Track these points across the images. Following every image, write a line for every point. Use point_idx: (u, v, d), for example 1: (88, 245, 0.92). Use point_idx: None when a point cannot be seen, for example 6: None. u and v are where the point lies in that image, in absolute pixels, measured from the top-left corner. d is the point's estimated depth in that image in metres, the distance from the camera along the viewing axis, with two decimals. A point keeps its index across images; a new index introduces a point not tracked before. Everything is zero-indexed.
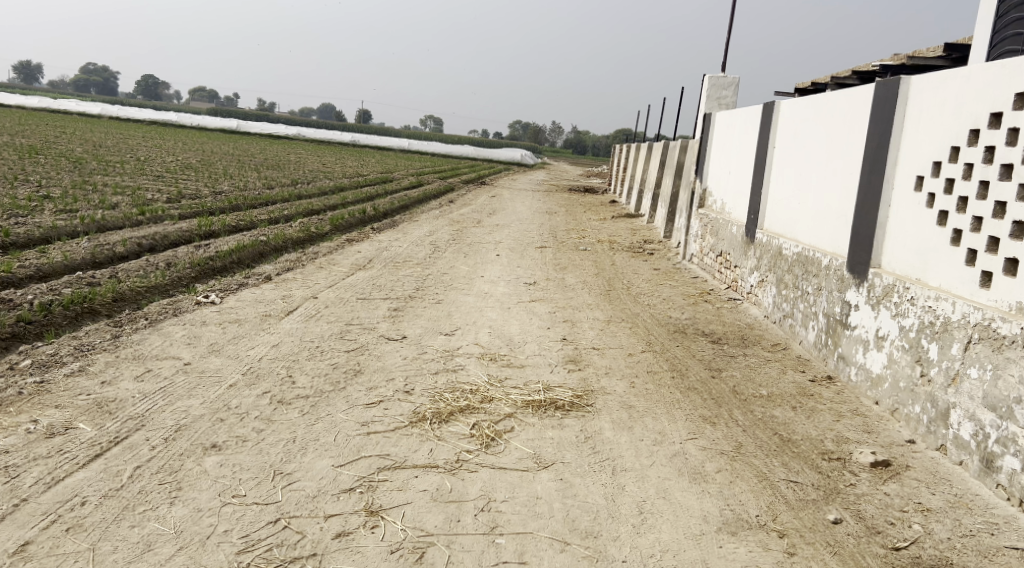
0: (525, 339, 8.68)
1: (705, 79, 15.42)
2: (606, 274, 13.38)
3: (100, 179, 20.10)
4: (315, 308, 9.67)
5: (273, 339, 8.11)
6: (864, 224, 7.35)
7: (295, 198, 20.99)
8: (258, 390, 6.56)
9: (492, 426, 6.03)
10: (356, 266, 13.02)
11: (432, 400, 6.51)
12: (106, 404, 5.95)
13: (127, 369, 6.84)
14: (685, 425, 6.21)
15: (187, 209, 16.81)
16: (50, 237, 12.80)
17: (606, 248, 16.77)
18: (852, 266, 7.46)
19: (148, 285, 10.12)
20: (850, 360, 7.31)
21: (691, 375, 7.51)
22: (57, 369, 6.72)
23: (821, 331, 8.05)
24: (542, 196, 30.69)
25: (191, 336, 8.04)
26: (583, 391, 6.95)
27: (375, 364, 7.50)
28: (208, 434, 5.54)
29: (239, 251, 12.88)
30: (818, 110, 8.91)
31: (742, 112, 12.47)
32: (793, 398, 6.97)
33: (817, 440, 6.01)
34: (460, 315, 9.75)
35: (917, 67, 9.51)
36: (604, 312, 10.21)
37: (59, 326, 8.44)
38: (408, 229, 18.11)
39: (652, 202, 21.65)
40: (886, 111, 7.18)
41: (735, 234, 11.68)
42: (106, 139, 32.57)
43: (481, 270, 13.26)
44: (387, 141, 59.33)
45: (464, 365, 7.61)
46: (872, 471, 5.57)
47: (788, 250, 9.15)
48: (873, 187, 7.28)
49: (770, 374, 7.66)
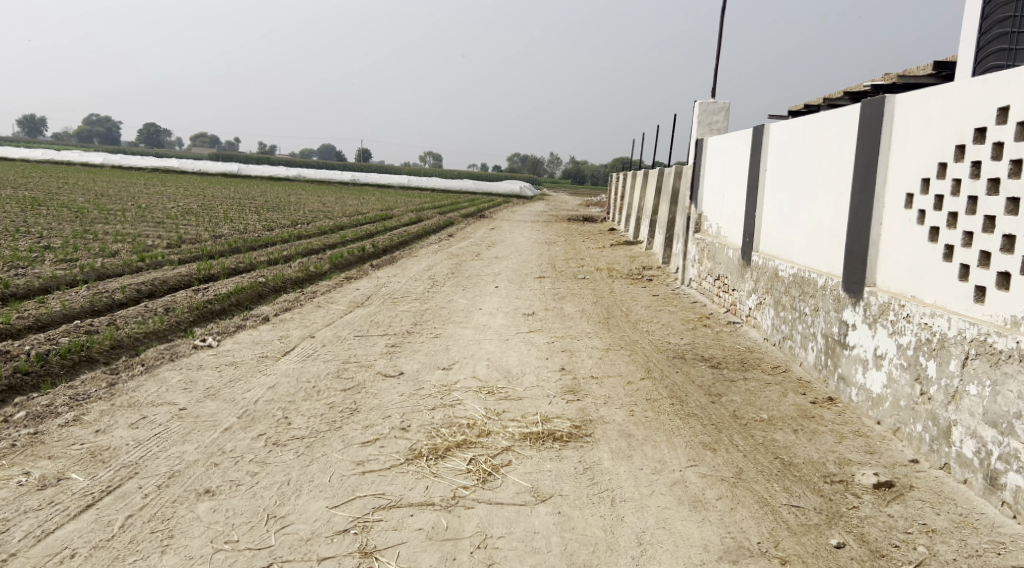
0: (523, 371, 8.62)
1: (697, 105, 15.48)
2: (605, 302, 13.33)
3: (100, 227, 20.20)
4: (313, 347, 9.63)
5: (270, 380, 8.07)
6: (857, 243, 7.32)
7: (294, 238, 21.05)
8: (253, 432, 6.50)
9: (489, 461, 5.96)
10: (355, 303, 13.01)
11: (428, 436, 6.45)
12: (99, 453, 5.90)
13: (121, 417, 6.79)
14: (685, 452, 6.14)
15: (187, 253, 16.85)
16: (49, 287, 12.83)
17: (605, 276, 16.74)
18: (847, 285, 7.42)
19: (146, 331, 10.12)
20: (851, 380, 7.24)
21: (690, 401, 7.45)
22: (52, 419, 6.67)
23: (820, 351, 7.99)
24: (541, 226, 30.71)
25: (187, 380, 8.00)
26: (582, 421, 6.88)
27: (372, 402, 7.43)
28: (202, 480, 5.48)
29: (237, 293, 12.89)
30: (807, 132, 8.92)
31: (734, 137, 12.50)
32: (794, 421, 6.89)
33: (818, 463, 5.93)
34: (458, 348, 9.70)
35: (904, 85, 9.53)
36: (603, 340, 10.17)
37: (56, 375, 8.42)
38: (407, 265, 18.11)
39: (650, 229, 21.66)
40: (872, 130, 7.18)
41: (732, 257, 11.65)
42: (107, 188, 32.83)
43: (479, 303, 13.22)
44: (386, 179, 59.74)
45: (462, 399, 7.54)
46: (875, 493, 5.48)
47: (785, 272, 9.11)
48: (864, 206, 7.26)
49: (770, 397, 7.58)
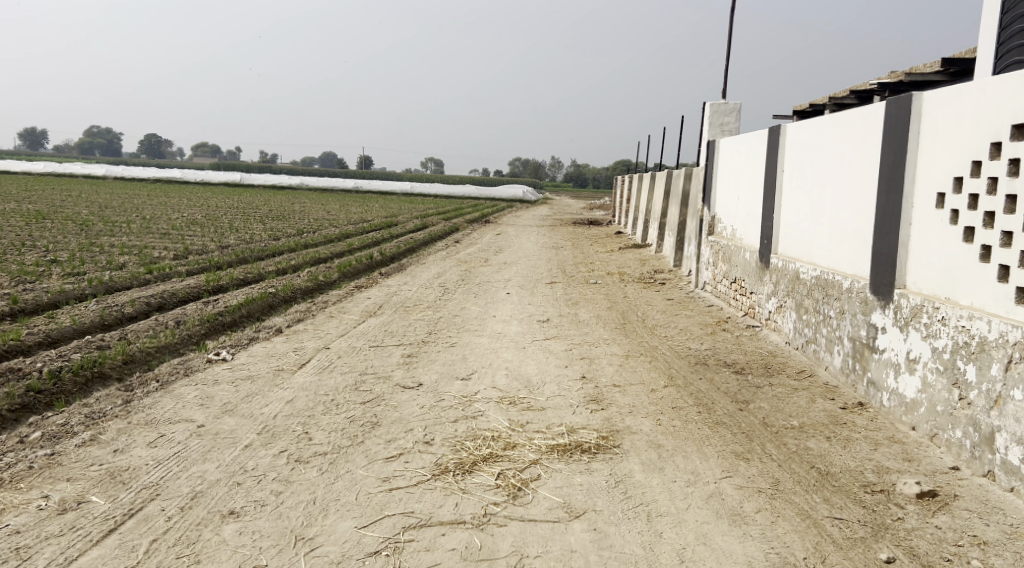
0: (543, 380, 8.46)
1: (707, 106, 15.34)
2: (620, 307, 13.18)
3: (107, 240, 20.09)
4: (328, 359, 9.50)
5: (287, 395, 7.93)
6: (885, 244, 7.17)
7: (302, 247, 20.92)
8: (274, 449, 6.37)
9: (517, 475, 5.82)
10: (366, 312, 12.87)
11: (453, 450, 6.31)
12: (119, 473, 5.76)
13: (139, 435, 6.65)
14: (718, 463, 5.99)
15: (195, 264, 16.74)
16: (58, 301, 12.72)
17: (617, 281, 16.58)
18: (875, 288, 7.27)
19: (158, 345, 9.99)
20: (881, 385, 7.09)
21: (717, 409, 7.29)
22: (68, 440, 6.53)
23: (847, 355, 7.84)
24: (547, 231, 30.53)
25: (204, 396, 7.86)
26: (608, 431, 6.73)
27: (392, 415, 7.29)
28: (226, 500, 5.34)
29: (248, 304, 12.77)
30: (827, 132, 8.76)
31: (747, 138, 12.35)
32: (827, 428, 6.74)
33: (857, 472, 5.77)
34: (475, 357, 9.56)
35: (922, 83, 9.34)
36: (622, 347, 10.02)
37: (69, 393, 8.30)
38: (416, 272, 17.98)
39: (659, 232, 21.50)
40: (899, 128, 7.04)
41: (749, 260, 11.50)
42: (110, 200, 32.72)
43: (492, 310, 13.08)
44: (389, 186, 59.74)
45: (484, 411, 7.40)
46: (919, 503, 5.32)
47: (807, 274, 8.95)
48: (891, 207, 7.12)
49: (799, 403, 7.42)
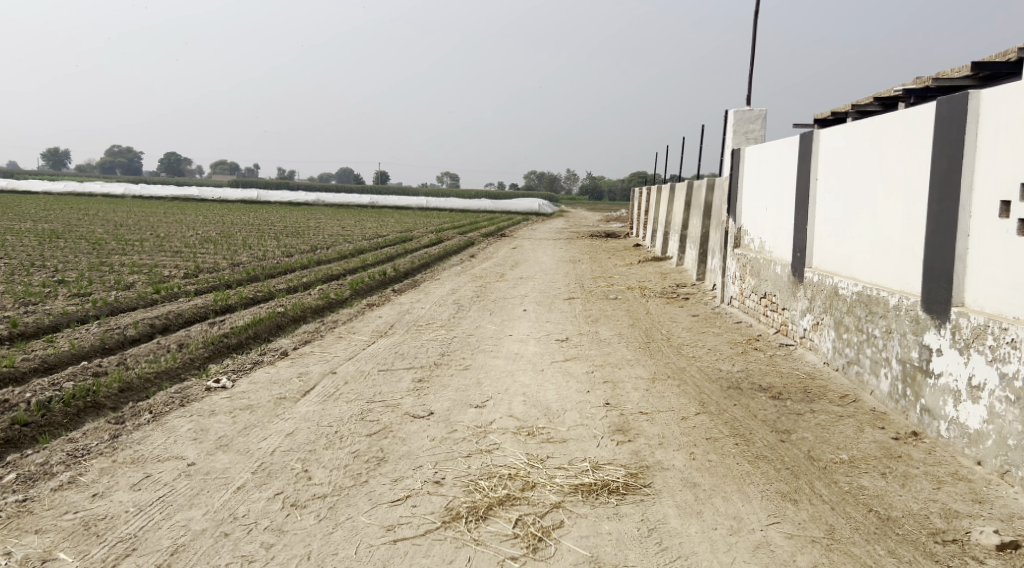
0: (564, 407, 7.82)
1: (731, 114, 14.66)
2: (642, 324, 12.53)
3: (116, 259, 19.63)
4: (334, 386, 8.88)
5: (288, 426, 7.33)
6: (937, 258, 6.53)
7: (315, 263, 20.39)
8: (269, 491, 5.77)
9: (538, 522, 5.25)
10: (377, 333, 12.27)
11: (465, 492, 5.69)
12: (93, 523, 5.29)
13: (122, 476, 6.07)
14: (762, 505, 5.38)
15: (204, 283, 16.21)
16: (59, 323, 12.22)
17: (638, 296, 15.91)
18: (928, 305, 6.60)
19: (157, 371, 9.41)
20: (938, 413, 6.43)
21: (757, 441, 6.63)
22: (45, 483, 5.98)
23: (896, 379, 7.17)
24: (564, 244, 29.84)
25: (198, 430, 7.27)
26: (638, 468, 6.10)
27: (400, 450, 6.67)
28: (209, 556, 4.92)
29: (255, 325, 12.21)
30: (867, 136, 8.10)
31: (775, 146, 11.70)
32: (880, 462, 6.08)
33: (922, 518, 5.22)
34: (490, 382, 8.93)
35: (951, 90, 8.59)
36: (647, 369, 9.37)
37: (59, 425, 7.75)
38: (431, 288, 17.37)
39: (680, 244, 20.81)
40: (953, 131, 6.40)
41: (780, 273, 10.82)
42: (127, 218, 32.38)
43: (508, 328, 12.47)
44: (406, 200, 59.36)
45: (500, 444, 6.77)
46: (1001, 557, 4.80)
47: (847, 290, 8.29)
48: (945, 216, 6.48)
49: (846, 434, 6.74)
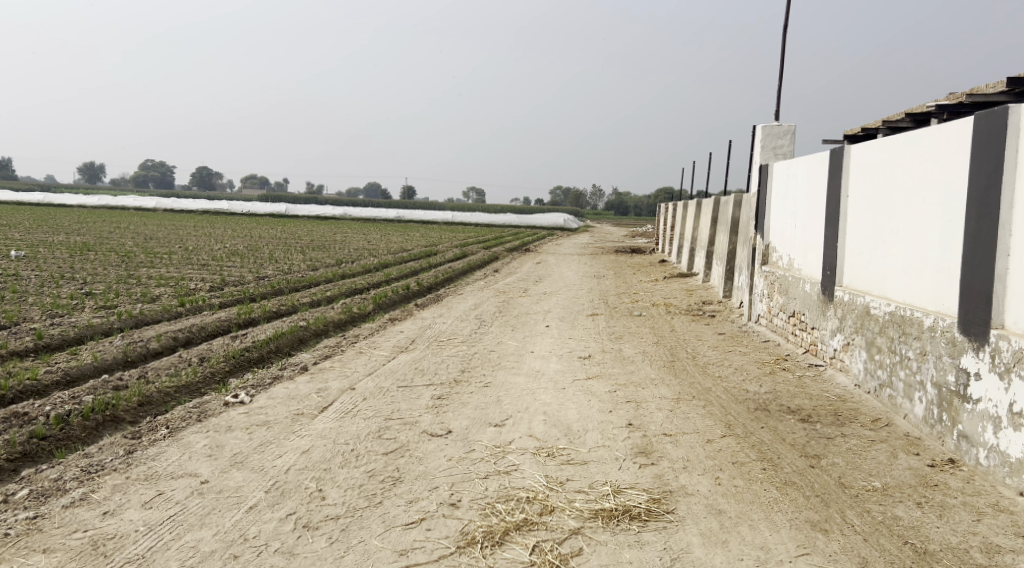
0: (586, 427, 7.63)
1: (759, 129, 14.43)
2: (666, 342, 12.31)
3: (144, 271, 19.68)
4: (352, 402, 8.73)
5: (304, 444, 7.19)
6: (975, 277, 6.31)
7: (340, 277, 20.33)
8: (281, 511, 5.64)
9: (555, 550, 5.12)
10: (398, 348, 12.12)
11: (481, 515, 5.52)
12: (102, 542, 5.21)
13: (134, 494, 5.96)
14: (792, 536, 5.21)
15: (229, 296, 16.18)
16: (84, 335, 12.20)
17: (663, 313, 15.67)
18: (965, 327, 6.37)
19: (177, 385, 9.32)
20: (976, 440, 6.20)
21: (786, 466, 6.40)
22: (57, 499, 5.89)
23: (931, 404, 6.93)
24: (589, 259, 29.65)
25: (213, 446, 7.15)
26: (661, 493, 5.90)
27: (417, 470, 6.51)
28: None
29: (276, 339, 12.11)
30: (900, 151, 7.88)
31: (805, 161, 11.46)
32: (915, 490, 5.85)
33: (960, 552, 5.05)
34: (510, 400, 8.75)
35: None
36: (671, 389, 9.14)
37: (77, 439, 7.68)
38: (454, 303, 17.23)
39: (707, 261, 20.51)
40: (992, 146, 6.19)
41: (810, 292, 10.57)
42: (156, 231, 32.56)
43: (531, 344, 12.28)
44: (432, 214, 59.39)
45: (518, 465, 6.60)
46: None
47: (880, 310, 8.05)
48: (984, 235, 6.25)
49: (878, 459, 6.51)
